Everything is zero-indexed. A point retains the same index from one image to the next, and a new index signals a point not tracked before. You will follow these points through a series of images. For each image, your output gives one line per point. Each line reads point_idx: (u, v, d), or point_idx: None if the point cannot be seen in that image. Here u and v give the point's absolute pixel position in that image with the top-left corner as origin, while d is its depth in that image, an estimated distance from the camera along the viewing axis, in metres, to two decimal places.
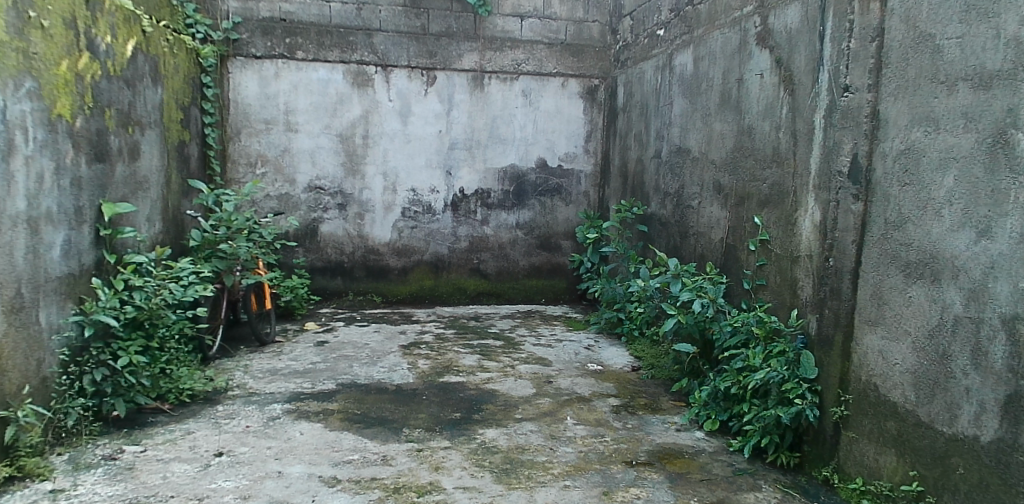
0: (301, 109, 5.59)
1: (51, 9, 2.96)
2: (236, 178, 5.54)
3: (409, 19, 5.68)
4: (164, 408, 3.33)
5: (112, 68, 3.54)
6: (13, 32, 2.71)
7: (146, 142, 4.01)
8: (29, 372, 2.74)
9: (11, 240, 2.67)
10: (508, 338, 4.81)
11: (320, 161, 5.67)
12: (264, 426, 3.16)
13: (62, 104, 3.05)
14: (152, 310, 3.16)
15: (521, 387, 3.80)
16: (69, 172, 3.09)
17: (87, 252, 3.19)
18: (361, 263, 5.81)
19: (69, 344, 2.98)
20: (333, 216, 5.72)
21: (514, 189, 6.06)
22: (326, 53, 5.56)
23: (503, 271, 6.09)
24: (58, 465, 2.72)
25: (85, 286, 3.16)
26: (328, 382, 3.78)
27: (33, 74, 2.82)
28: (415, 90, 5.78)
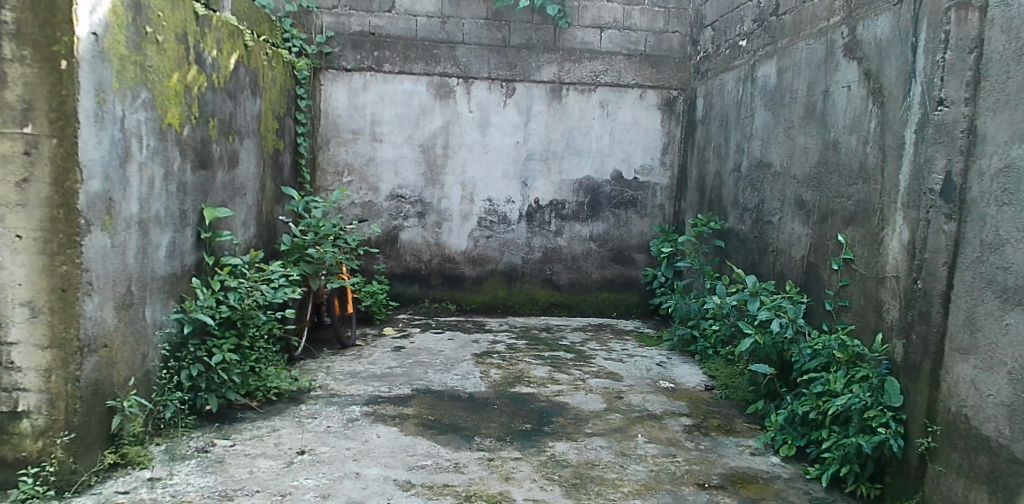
0: (385, 119, 5.78)
1: (166, 25, 3.18)
2: (324, 185, 5.79)
3: (491, 32, 5.79)
4: (252, 404, 3.52)
5: (216, 81, 3.77)
6: (133, 47, 2.92)
7: (245, 151, 4.25)
8: (135, 365, 2.95)
9: (125, 240, 2.89)
10: (579, 351, 4.82)
11: (402, 171, 5.84)
12: (343, 427, 3.28)
13: (172, 114, 3.28)
14: (244, 311, 3.36)
15: (592, 401, 3.80)
16: (176, 178, 3.32)
17: (188, 252, 3.42)
18: (437, 271, 5.94)
19: (169, 340, 3.18)
20: (413, 224, 5.88)
21: (589, 201, 6.05)
22: (411, 66, 5.74)
23: (575, 283, 6.10)
24: (156, 454, 2.92)
25: (185, 285, 3.37)
26: (404, 387, 3.88)
27: (148, 85, 3.04)
28: (495, 101, 5.88)
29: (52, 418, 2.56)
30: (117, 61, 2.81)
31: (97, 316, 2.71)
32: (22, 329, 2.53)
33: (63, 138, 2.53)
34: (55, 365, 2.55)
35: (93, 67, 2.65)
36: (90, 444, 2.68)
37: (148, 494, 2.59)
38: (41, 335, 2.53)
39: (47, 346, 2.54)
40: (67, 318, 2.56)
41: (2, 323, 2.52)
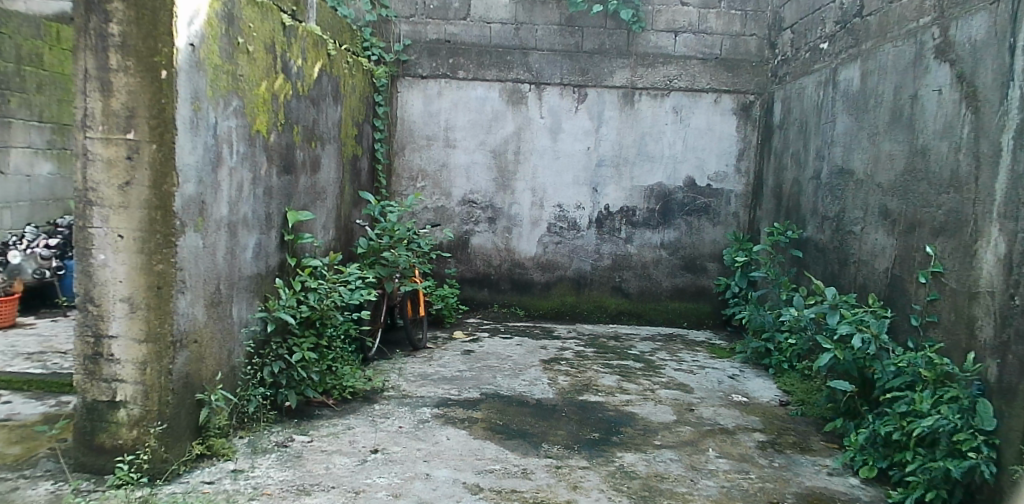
0: (459, 125, 5.87)
1: (255, 36, 3.34)
2: (399, 190, 5.93)
3: (564, 37, 5.81)
4: (328, 402, 3.63)
5: (301, 89, 3.92)
6: (226, 57, 3.07)
7: (326, 156, 4.41)
8: (222, 360, 3.10)
9: (215, 241, 3.04)
10: (649, 360, 4.76)
11: (474, 176, 5.92)
12: (415, 428, 3.35)
13: (260, 121, 3.43)
14: (323, 311, 3.49)
15: (661, 412, 3.75)
16: (263, 182, 3.47)
17: (272, 254, 3.58)
18: (506, 276, 5.98)
19: (254, 337, 3.33)
20: (483, 229, 5.95)
21: (660, 207, 5.97)
22: (485, 73, 5.81)
23: (645, 291, 6.02)
24: (239, 447, 3.05)
25: (269, 285, 3.52)
26: (474, 391, 3.93)
27: (239, 94, 3.19)
28: (567, 107, 5.88)
29: (146, 408, 2.71)
30: (211, 71, 2.96)
31: (189, 313, 2.85)
32: (122, 323, 2.70)
33: (162, 143, 2.67)
34: (150, 358, 2.71)
35: (190, 77, 2.80)
36: (180, 435, 2.82)
37: (231, 485, 2.71)
38: (138, 330, 2.70)
39: (143, 340, 2.70)
40: (161, 314, 2.71)
41: (105, 317, 2.70)
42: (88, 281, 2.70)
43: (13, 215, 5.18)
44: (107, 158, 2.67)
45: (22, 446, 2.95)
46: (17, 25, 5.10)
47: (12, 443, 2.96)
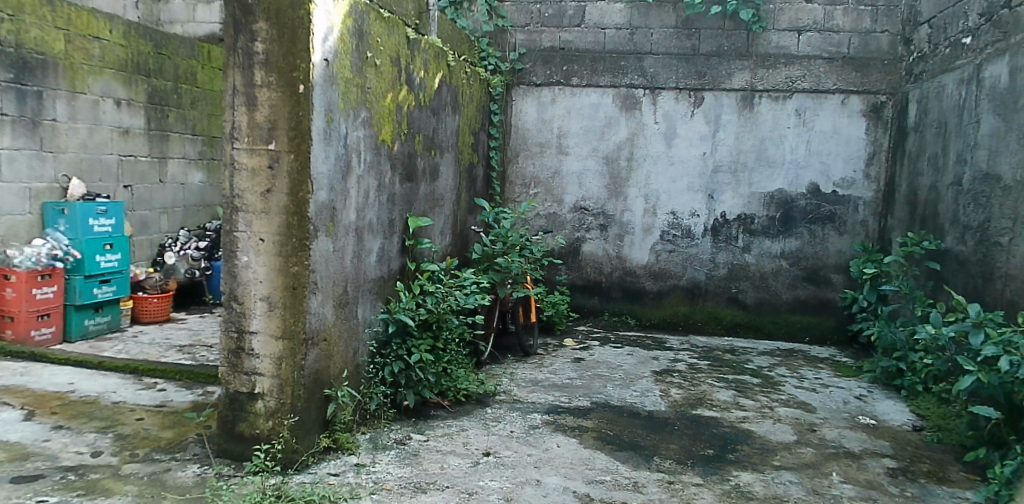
0: (572, 132, 5.90)
1: (382, 50, 3.52)
2: (513, 197, 6.03)
3: (680, 40, 5.71)
4: (444, 403, 3.75)
5: (423, 99, 4.09)
6: (356, 71, 3.26)
7: (445, 164, 4.56)
8: (347, 358, 3.28)
9: (343, 245, 3.22)
10: (767, 376, 4.58)
11: (586, 183, 5.92)
12: (526, 434, 3.39)
13: (385, 131, 3.60)
14: (439, 314, 3.64)
15: (780, 431, 3.59)
16: (386, 189, 3.64)
17: (393, 258, 3.75)
18: (618, 284, 5.93)
19: (376, 338, 3.51)
20: (595, 236, 5.93)
21: (781, 215, 5.72)
22: (599, 79, 5.80)
23: (763, 303, 5.78)
24: (362, 442, 3.21)
25: (389, 288, 3.69)
26: (584, 399, 3.93)
27: (367, 105, 3.38)
28: (682, 112, 5.77)
29: (281, 401, 2.91)
30: (343, 84, 3.15)
31: (320, 313, 3.04)
32: (261, 320, 2.92)
33: (299, 153, 2.87)
34: (285, 354, 2.91)
35: (324, 91, 2.99)
36: (309, 428, 3.01)
37: (354, 478, 2.86)
38: (275, 327, 2.91)
39: (279, 337, 2.91)
40: (295, 312, 2.90)
41: (247, 314, 2.93)
42: (233, 281, 2.94)
43: (170, 220, 5.70)
44: (251, 167, 2.90)
45: (174, 430, 3.24)
46: (176, 47, 5.60)
47: (166, 427, 3.27)
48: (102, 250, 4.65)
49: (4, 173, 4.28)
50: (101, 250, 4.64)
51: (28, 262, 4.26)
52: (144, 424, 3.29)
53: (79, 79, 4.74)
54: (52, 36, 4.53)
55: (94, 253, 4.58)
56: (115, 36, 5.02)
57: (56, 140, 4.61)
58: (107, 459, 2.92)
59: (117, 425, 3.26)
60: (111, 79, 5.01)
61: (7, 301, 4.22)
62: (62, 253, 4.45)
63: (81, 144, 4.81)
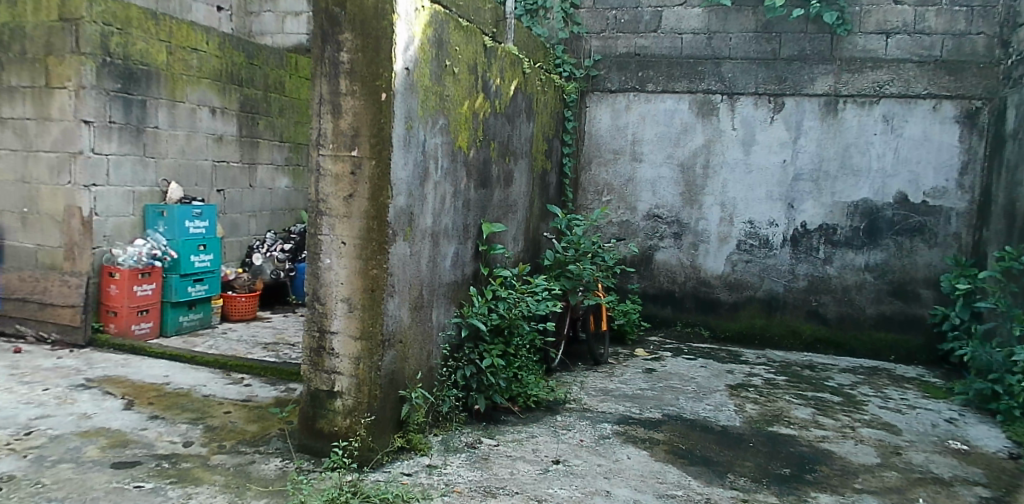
0: (647, 139, 5.84)
1: (460, 58, 3.59)
2: (585, 204, 6.03)
3: (760, 45, 5.59)
4: (514, 409, 3.78)
5: (499, 106, 4.15)
6: (435, 79, 3.34)
7: (519, 171, 4.60)
8: (421, 360, 3.36)
9: (420, 250, 3.30)
10: (848, 394, 4.41)
11: (660, 190, 5.85)
12: (596, 443, 3.39)
13: (462, 138, 3.68)
14: (511, 319, 3.70)
15: (862, 453, 3.45)
16: (462, 195, 3.71)
17: (467, 263, 3.82)
18: (691, 294, 5.83)
19: (449, 341, 3.59)
20: (668, 245, 5.85)
21: (865, 226, 5.49)
22: (675, 84, 5.73)
23: (845, 318, 5.55)
24: (434, 443, 3.28)
25: (462, 293, 3.75)
26: (655, 411, 3.89)
27: (444, 112, 3.45)
28: (761, 118, 5.62)
29: (358, 400, 3.01)
30: (423, 92, 3.24)
31: (397, 315, 3.12)
32: (341, 321, 3.03)
33: (380, 159, 2.96)
34: (363, 354, 3.00)
35: (405, 98, 3.08)
36: (385, 427, 3.10)
37: (426, 479, 2.93)
38: (355, 328, 3.01)
39: (358, 338, 3.01)
40: (374, 314, 3.00)
41: (328, 314, 3.05)
42: (316, 282, 3.06)
43: (258, 222, 5.97)
44: (335, 173, 3.01)
45: (258, 424, 3.40)
46: (266, 57, 5.85)
47: (250, 421, 3.43)
48: (197, 250, 4.92)
49: (112, 177, 4.58)
50: (195, 251, 4.91)
51: (131, 260, 4.54)
52: (230, 417, 3.46)
53: (178, 89, 5.02)
54: (156, 49, 4.81)
55: (189, 253, 4.85)
56: (212, 47, 5.29)
57: (157, 147, 4.90)
58: (197, 449, 3.08)
59: (206, 417, 3.44)
60: (208, 89, 5.28)
61: (111, 296, 4.49)
62: (160, 253, 4.74)
63: (179, 150, 5.09)
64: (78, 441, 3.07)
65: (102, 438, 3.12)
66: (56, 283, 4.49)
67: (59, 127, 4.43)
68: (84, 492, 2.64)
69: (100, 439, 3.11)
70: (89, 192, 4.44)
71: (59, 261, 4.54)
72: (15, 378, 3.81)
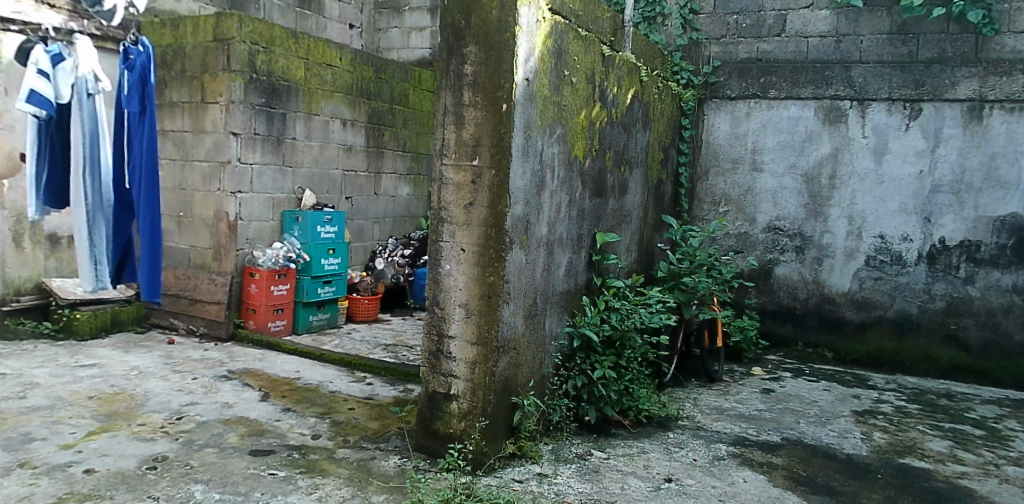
0: (768, 147, 5.64)
1: (578, 68, 3.62)
2: (701, 215, 5.89)
3: (895, 47, 5.27)
4: (625, 423, 3.76)
5: (615, 115, 4.15)
6: (554, 88, 3.39)
7: (634, 181, 4.57)
8: (534, 368, 3.41)
9: (535, 258, 3.36)
10: (991, 428, 4.06)
11: (782, 201, 5.62)
12: (710, 464, 3.31)
13: (578, 147, 3.70)
14: (623, 331, 3.69)
15: (1008, 494, 3.18)
16: (577, 205, 3.73)
17: (581, 272, 3.84)
18: (814, 312, 5.56)
19: (561, 350, 3.62)
20: (790, 258, 5.62)
21: (1014, 243, 5.03)
22: (800, 91, 5.50)
23: (989, 344, 5.10)
24: (545, 452, 3.32)
25: (575, 303, 3.78)
26: (773, 433, 3.75)
27: (561, 122, 3.49)
28: (895, 125, 5.28)
29: (473, 404, 3.10)
30: (542, 102, 3.29)
31: (511, 322, 3.19)
32: (459, 326, 3.13)
33: (499, 169, 3.04)
34: (479, 359, 3.09)
35: (524, 109, 3.14)
36: (498, 433, 3.17)
37: (537, 487, 2.97)
38: (472, 333, 3.11)
39: (474, 343, 3.10)
40: (490, 320, 3.08)
41: (447, 319, 3.16)
42: (437, 288, 3.18)
43: (381, 229, 6.27)
44: (457, 182, 3.12)
45: (379, 422, 3.57)
46: (393, 71, 6.12)
47: (371, 418, 3.60)
48: (326, 254, 5.23)
49: (255, 185, 4.94)
50: (325, 254, 5.22)
51: (269, 262, 4.89)
52: (354, 413, 3.65)
53: (314, 102, 5.34)
54: (296, 66, 5.14)
55: (320, 256, 5.16)
56: (344, 62, 5.59)
57: (294, 156, 5.23)
58: (324, 442, 3.28)
59: (332, 412, 3.65)
60: (340, 102, 5.59)
61: (251, 294, 4.86)
62: (295, 255, 5.07)
63: (314, 160, 5.42)
64: (221, 428, 3.35)
65: (242, 426, 3.38)
66: (205, 281, 4.92)
67: (212, 139, 4.86)
68: (226, 476, 2.88)
69: (239, 427, 3.38)
70: (235, 198, 4.83)
71: (207, 261, 4.96)
72: (168, 366, 4.20)
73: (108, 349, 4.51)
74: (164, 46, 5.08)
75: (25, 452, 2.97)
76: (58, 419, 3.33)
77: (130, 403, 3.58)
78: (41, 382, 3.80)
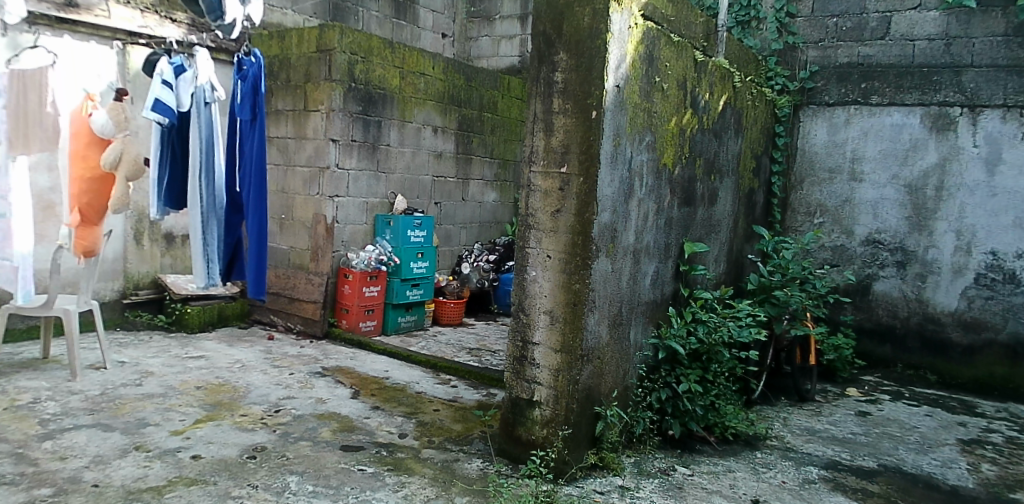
0: (868, 156, 5.38)
1: (670, 74, 3.58)
2: (795, 225, 5.70)
3: (1011, 50, 4.94)
4: (710, 439, 3.68)
5: (707, 122, 4.07)
6: (644, 95, 3.37)
7: (725, 189, 4.48)
8: (618, 378, 3.40)
9: (621, 267, 3.34)
10: None
11: (882, 213, 5.36)
12: (800, 487, 3.20)
13: (668, 155, 3.66)
14: (710, 345, 3.61)
15: None
16: (665, 214, 3.69)
17: (668, 283, 3.79)
18: (916, 332, 5.27)
19: (646, 361, 3.59)
20: (890, 274, 5.35)
21: None
22: (905, 96, 5.22)
23: None
24: (627, 465, 3.30)
25: (661, 315, 3.73)
26: (869, 459, 3.58)
27: (651, 129, 3.46)
28: (1011, 133, 4.93)
29: (556, 411, 3.11)
30: (632, 109, 3.28)
31: (596, 331, 3.19)
32: (544, 333, 3.16)
33: (587, 176, 3.05)
34: (563, 367, 3.11)
35: (615, 116, 3.13)
36: (580, 442, 3.17)
37: (619, 500, 2.96)
38: (556, 341, 3.13)
39: (559, 350, 3.12)
40: (575, 327, 3.09)
41: (531, 325, 3.20)
42: (522, 293, 3.22)
43: (468, 234, 6.39)
44: (544, 188, 3.15)
45: (463, 424, 3.64)
46: (483, 79, 6.22)
47: (456, 421, 3.68)
48: (416, 258, 5.38)
49: (351, 189, 5.14)
50: (414, 257, 5.37)
51: (362, 264, 5.06)
52: (439, 415, 3.75)
53: (408, 110, 5.50)
54: (391, 75, 5.30)
55: (409, 259, 5.31)
56: (437, 71, 5.73)
57: (388, 162, 5.41)
58: (411, 442, 3.38)
59: (419, 412, 3.75)
60: (432, 109, 5.73)
61: (345, 295, 5.06)
62: (386, 258, 5.22)
63: (406, 166, 5.58)
64: (315, 422, 3.51)
65: (334, 422, 3.53)
66: (303, 281, 5.16)
67: (312, 145, 5.09)
68: (319, 469, 3.01)
69: (332, 422, 3.52)
70: (332, 202, 5.04)
71: (305, 261, 5.20)
72: (268, 361, 4.43)
73: (214, 342, 4.80)
74: (271, 57, 5.36)
75: (140, 436, 3.20)
76: (170, 406, 3.57)
77: (233, 394, 3.80)
78: (155, 371, 4.08)
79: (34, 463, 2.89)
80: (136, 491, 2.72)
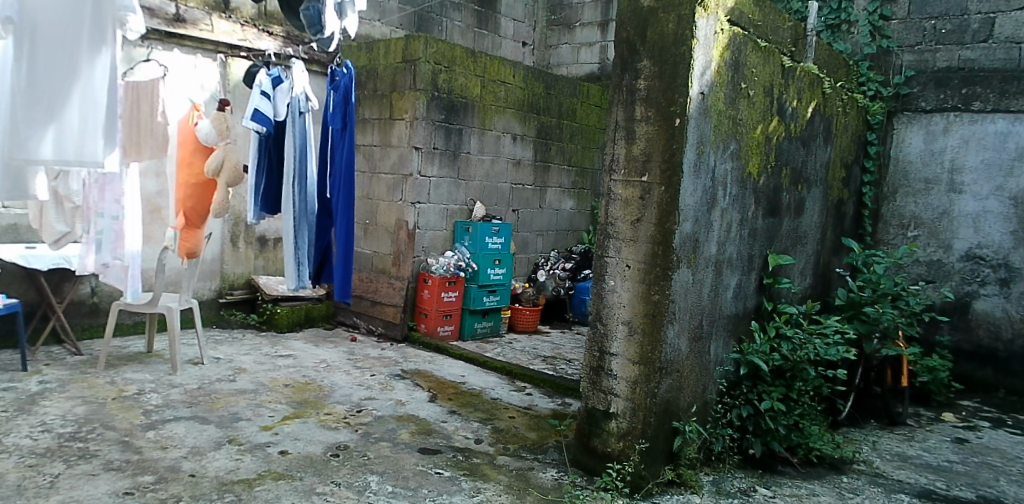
0: (969, 166, 5.09)
1: (757, 80, 3.50)
2: (887, 238, 5.45)
3: None
4: (793, 460, 3.56)
5: (794, 130, 3.95)
6: (730, 102, 3.30)
7: (812, 200, 4.33)
8: (697, 393, 3.34)
9: (702, 279, 3.27)
10: None
11: (984, 227, 5.05)
12: None
13: (753, 164, 3.57)
14: (795, 363, 3.50)
15: None
16: (749, 225, 3.60)
17: (751, 296, 3.69)
18: (1021, 356, 4.94)
19: (726, 377, 3.51)
20: (992, 292, 5.04)
21: None
22: (1011, 102, 4.91)
23: None
24: (705, 483, 3.24)
25: (743, 329, 3.64)
26: (966, 490, 3.38)
27: (736, 137, 3.39)
28: None
29: (632, 424, 3.09)
30: (717, 117, 3.21)
31: (676, 344, 3.14)
32: (622, 344, 3.14)
33: (669, 185, 3.01)
34: (641, 379, 3.07)
35: (699, 124, 3.07)
36: (657, 457, 3.13)
37: None
38: (634, 352, 3.10)
39: (637, 362, 3.09)
40: (654, 339, 3.05)
41: (609, 336, 3.18)
42: (601, 303, 3.21)
43: (544, 241, 6.42)
44: (625, 197, 3.14)
45: (538, 433, 3.66)
46: (562, 87, 6.24)
47: (531, 429, 3.70)
48: (493, 264, 5.46)
49: (432, 196, 5.25)
50: (492, 264, 5.45)
51: (441, 269, 5.17)
52: (515, 422, 3.78)
53: (488, 118, 5.57)
54: (473, 83, 5.39)
55: (486, 266, 5.40)
56: (517, 79, 5.78)
57: (468, 169, 5.49)
58: (487, 448, 3.42)
59: (495, 418, 3.80)
60: (512, 117, 5.78)
61: (424, 300, 5.17)
62: (464, 264, 5.29)
63: (485, 173, 5.65)
64: (394, 424, 3.60)
65: (413, 424, 3.61)
66: (385, 285, 5.31)
67: (396, 152, 5.24)
68: (398, 470, 3.10)
69: (411, 425, 3.61)
70: (414, 208, 5.16)
71: (387, 265, 5.35)
72: (351, 362, 4.58)
73: (301, 342, 5.00)
74: (359, 67, 5.55)
75: (233, 430, 3.37)
76: (260, 402, 3.74)
77: (318, 393, 3.94)
78: (247, 368, 4.28)
79: (139, 451, 3.09)
80: (228, 483, 2.87)
